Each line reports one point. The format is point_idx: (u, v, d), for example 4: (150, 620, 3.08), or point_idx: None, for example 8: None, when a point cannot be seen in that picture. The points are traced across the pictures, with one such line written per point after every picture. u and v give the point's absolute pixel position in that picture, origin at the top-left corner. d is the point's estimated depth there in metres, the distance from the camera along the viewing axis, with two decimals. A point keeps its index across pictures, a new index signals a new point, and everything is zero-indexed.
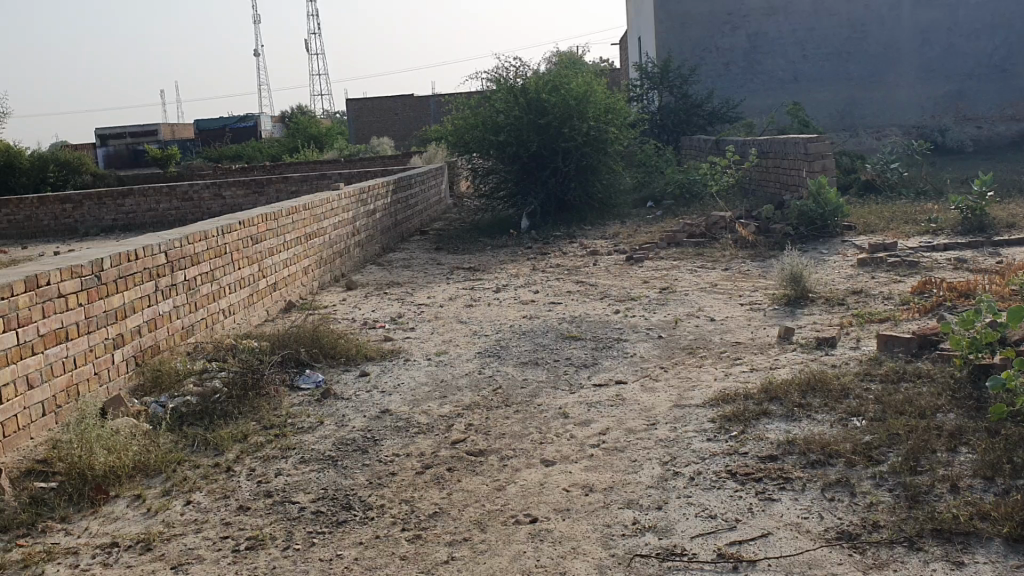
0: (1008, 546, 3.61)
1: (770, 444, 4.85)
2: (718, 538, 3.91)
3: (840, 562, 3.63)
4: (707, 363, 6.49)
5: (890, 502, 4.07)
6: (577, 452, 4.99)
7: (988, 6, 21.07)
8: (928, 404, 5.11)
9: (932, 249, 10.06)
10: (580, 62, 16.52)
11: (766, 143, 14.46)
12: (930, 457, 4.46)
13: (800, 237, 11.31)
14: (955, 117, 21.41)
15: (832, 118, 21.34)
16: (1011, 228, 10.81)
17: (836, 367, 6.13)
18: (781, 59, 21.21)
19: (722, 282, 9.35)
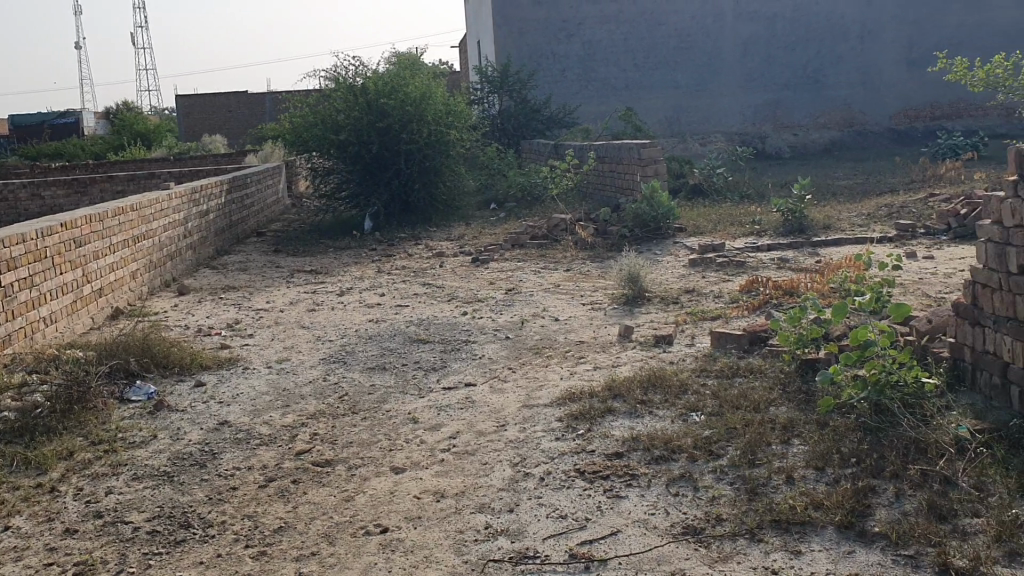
0: (841, 533, 3.81)
1: (615, 441, 4.95)
2: (569, 538, 3.95)
3: (687, 557, 3.73)
4: (553, 363, 6.57)
5: (731, 495, 4.22)
6: (427, 458, 4.93)
7: (802, 20, 22.27)
8: (761, 398, 5.34)
9: (757, 250, 10.58)
10: (420, 63, 16.45)
11: (602, 148, 14.81)
12: (765, 449, 4.65)
13: (636, 237, 11.64)
14: (774, 125, 22.49)
15: (662, 124, 22.10)
16: (828, 230, 11.50)
17: (674, 364, 6.33)
18: (615, 66, 21.83)
19: (565, 282, 9.50)
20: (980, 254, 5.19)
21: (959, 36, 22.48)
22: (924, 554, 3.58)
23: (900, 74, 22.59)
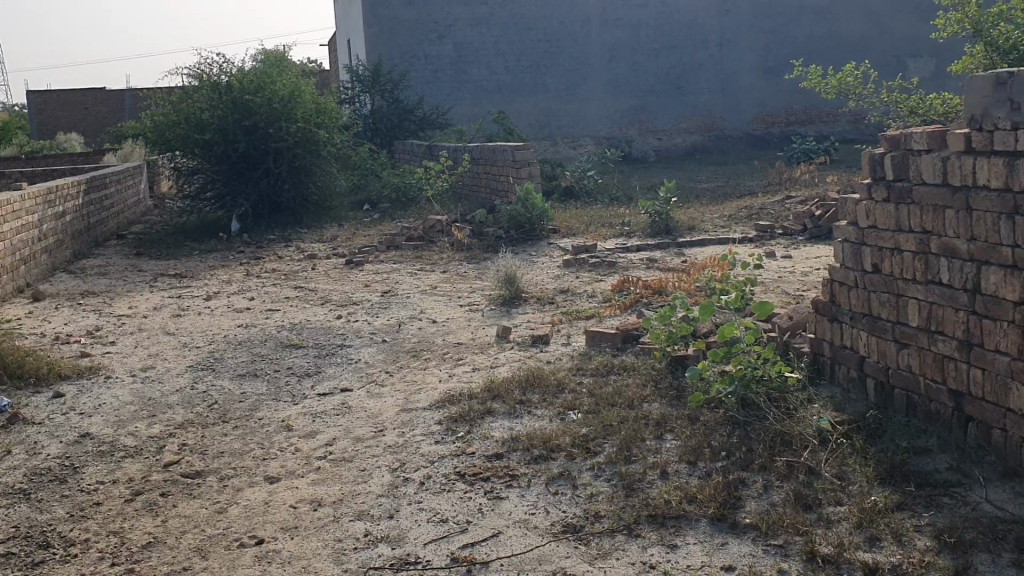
0: (715, 526, 3.93)
1: (495, 442, 4.96)
2: (451, 542, 3.94)
3: (567, 555, 3.78)
4: (431, 365, 6.54)
5: (608, 492, 4.29)
6: (303, 466, 4.82)
7: (665, 27, 22.90)
8: (635, 395, 5.45)
9: (627, 250, 10.82)
10: (289, 61, 16.08)
11: (476, 149, 14.84)
12: (640, 446, 4.75)
13: (511, 239, 11.70)
14: (640, 129, 22.97)
15: (533, 127, 22.31)
16: (693, 231, 11.85)
17: (551, 363, 6.39)
18: (486, 68, 21.93)
19: (440, 284, 9.48)
20: (837, 253, 5.45)
21: (811, 47, 23.30)
22: (792, 543, 3.73)
23: (757, 81, 23.38)
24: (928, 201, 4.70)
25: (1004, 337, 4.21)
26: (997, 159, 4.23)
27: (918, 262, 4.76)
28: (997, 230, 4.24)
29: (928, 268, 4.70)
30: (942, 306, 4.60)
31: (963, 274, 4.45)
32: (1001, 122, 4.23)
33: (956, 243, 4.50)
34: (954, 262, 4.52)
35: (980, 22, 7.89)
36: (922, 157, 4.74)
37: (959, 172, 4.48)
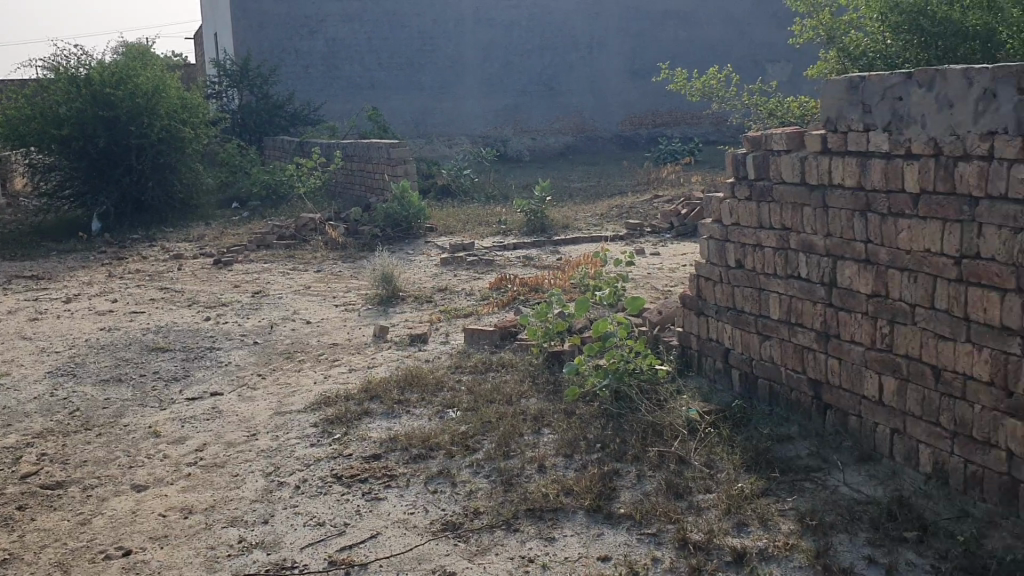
0: (590, 517, 4.01)
1: (372, 443, 4.91)
2: (328, 545, 3.88)
3: (447, 553, 3.79)
4: (306, 367, 6.42)
5: (487, 488, 4.32)
6: (172, 473, 4.66)
7: (537, 28, 23.10)
8: (513, 391, 5.50)
9: (504, 248, 10.88)
10: (152, 54, 15.47)
11: (350, 147, 14.65)
12: (518, 441, 4.80)
13: (386, 238, 11.60)
14: (514, 129, 23.13)
15: (408, 125, 22.22)
16: (566, 229, 12.01)
17: (429, 362, 6.37)
18: (359, 65, 21.69)
19: (314, 283, 9.31)
20: (702, 250, 5.62)
21: (677, 51, 23.88)
22: (665, 531, 3.84)
23: (626, 83, 23.83)
24: (787, 200, 4.90)
25: (859, 327, 4.45)
26: (851, 159, 4.45)
27: (779, 258, 4.97)
28: (851, 227, 4.48)
29: (788, 263, 4.91)
30: (801, 299, 4.82)
31: (820, 269, 4.68)
32: (854, 124, 4.45)
33: (814, 239, 4.72)
34: (812, 257, 4.74)
35: (833, 29, 8.30)
36: (782, 157, 4.93)
37: (816, 172, 4.70)
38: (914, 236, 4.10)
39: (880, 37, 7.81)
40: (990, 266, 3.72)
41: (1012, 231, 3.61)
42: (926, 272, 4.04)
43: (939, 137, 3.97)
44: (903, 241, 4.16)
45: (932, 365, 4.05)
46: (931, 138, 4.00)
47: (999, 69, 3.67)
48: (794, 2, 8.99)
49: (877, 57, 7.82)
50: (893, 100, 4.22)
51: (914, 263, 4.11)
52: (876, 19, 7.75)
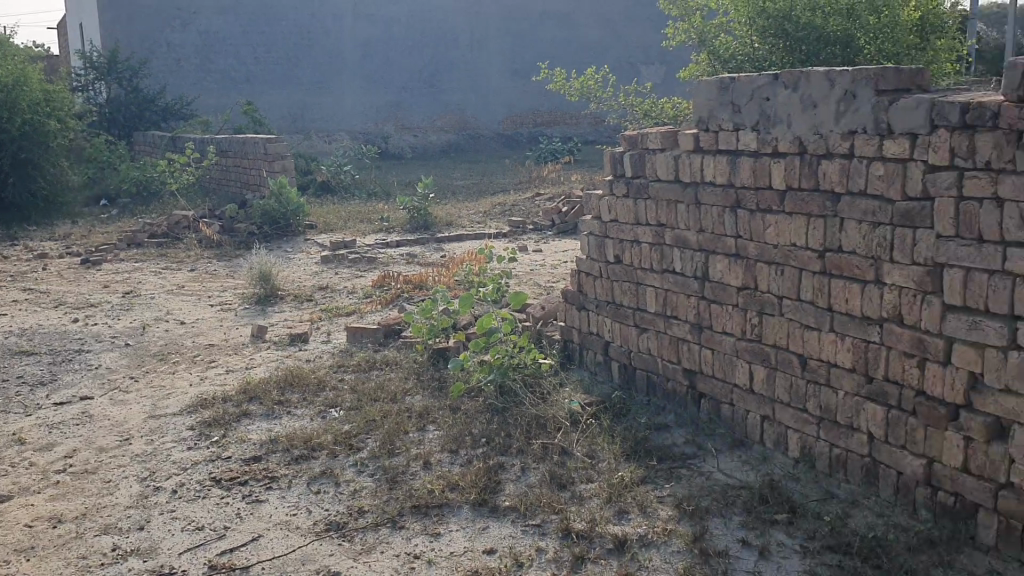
0: (475, 511, 4.04)
1: (253, 445, 4.82)
2: (207, 549, 3.79)
3: (331, 553, 3.75)
4: (181, 369, 6.23)
5: (371, 487, 4.30)
6: (39, 481, 4.47)
7: (417, 25, 22.97)
8: (397, 389, 5.48)
9: (386, 246, 10.81)
10: (11, 44, 14.74)
11: (225, 142, 14.27)
12: (402, 438, 4.79)
13: (264, 236, 11.35)
14: (396, 125, 22.88)
15: (285, 120, 21.83)
16: (449, 227, 12.01)
17: (310, 362, 6.28)
18: (234, 59, 21.17)
19: (189, 283, 9.05)
20: (582, 246, 5.72)
21: (557, 52, 23.94)
22: (549, 521, 3.91)
23: (506, 83, 23.82)
24: (662, 197, 5.03)
25: (730, 319, 4.63)
26: (722, 157, 4.62)
27: (655, 253, 5.11)
28: (722, 222, 4.64)
29: (663, 258, 5.05)
30: (676, 293, 4.97)
31: (694, 263, 4.83)
32: (725, 124, 4.61)
33: (687, 235, 4.87)
34: (686, 252, 4.89)
35: (704, 32, 8.54)
36: (656, 155, 5.06)
37: (689, 169, 4.85)
38: (782, 230, 4.28)
39: (748, 41, 8.08)
40: (851, 258, 3.93)
41: (870, 225, 3.83)
42: (792, 266, 4.23)
43: (804, 136, 4.16)
44: (771, 235, 4.34)
45: (799, 354, 4.25)
46: (797, 137, 4.19)
47: (858, 72, 3.88)
48: (667, 5, 9.21)
49: (745, 60, 8.08)
50: (761, 101, 4.39)
51: (781, 256, 4.30)
52: (745, 23, 8.01)
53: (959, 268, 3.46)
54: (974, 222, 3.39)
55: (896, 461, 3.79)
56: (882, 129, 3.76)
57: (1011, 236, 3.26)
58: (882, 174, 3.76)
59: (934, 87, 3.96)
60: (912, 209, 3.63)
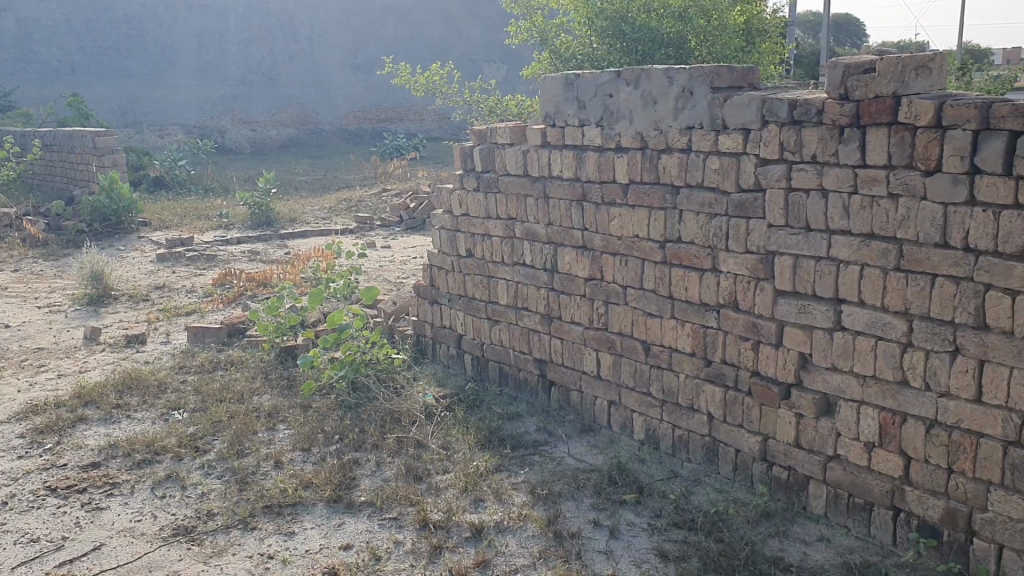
0: (330, 508, 4.01)
1: (90, 451, 4.59)
2: (44, 562, 3.60)
3: (179, 558, 3.63)
4: (8, 375, 5.85)
5: (220, 488, 4.18)
6: None
7: (254, 19, 22.47)
8: (244, 389, 5.35)
9: (226, 243, 10.48)
10: None
11: (50, 135, 13.49)
12: (251, 438, 4.69)
13: (94, 234, 10.78)
14: (231, 119, 21.26)
15: (115, 114, 20.43)
16: (293, 223, 11.78)
17: (149, 363, 6.03)
18: (57, 49, 20.41)
19: (13, 284, 8.50)
20: (434, 240, 5.73)
21: (399, 46, 23.52)
22: (405, 514, 3.92)
23: (347, 77, 23.06)
24: (511, 190, 5.11)
25: (578, 309, 4.77)
26: (568, 152, 4.73)
27: (506, 246, 5.18)
28: (569, 216, 4.76)
29: (514, 251, 5.14)
30: (527, 284, 5.07)
31: (543, 256, 4.94)
32: (571, 119, 4.74)
33: (536, 228, 4.97)
34: (535, 245, 4.99)
35: (545, 31, 8.69)
36: (505, 150, 5.13)
37: (537, 163, 4.93)
38: (624, 223, 4.44)
39: (587, 40, 8.28)
40: (689, 248, 4.12)
41: (707, 216, 4.02)
42: (635, 257, 4.40)
43: (644, 131, 4.31)
44: (615, 227, 4.49)
45: (642, 341, 4.42)
46: (638, 132, 4.34)
47: (694, 70, 4.06)
48: (510, 5, 9.31)
49: (585, 59, 8.29)
50: (605, 97, 4.53)
51: (626, 248, 4.46)
52: (584, 23, 8.21)
53: (789, 255, 3.70)
54: (802, 211, 3.63)
55: (734, 440, 4.01)
56: (717, 125, 3.96)
57: (836, 225, 3.50)
58: (718, 168, 3.95)
59: (764, 85, 4.19)
60: (746, 200, 3.84)
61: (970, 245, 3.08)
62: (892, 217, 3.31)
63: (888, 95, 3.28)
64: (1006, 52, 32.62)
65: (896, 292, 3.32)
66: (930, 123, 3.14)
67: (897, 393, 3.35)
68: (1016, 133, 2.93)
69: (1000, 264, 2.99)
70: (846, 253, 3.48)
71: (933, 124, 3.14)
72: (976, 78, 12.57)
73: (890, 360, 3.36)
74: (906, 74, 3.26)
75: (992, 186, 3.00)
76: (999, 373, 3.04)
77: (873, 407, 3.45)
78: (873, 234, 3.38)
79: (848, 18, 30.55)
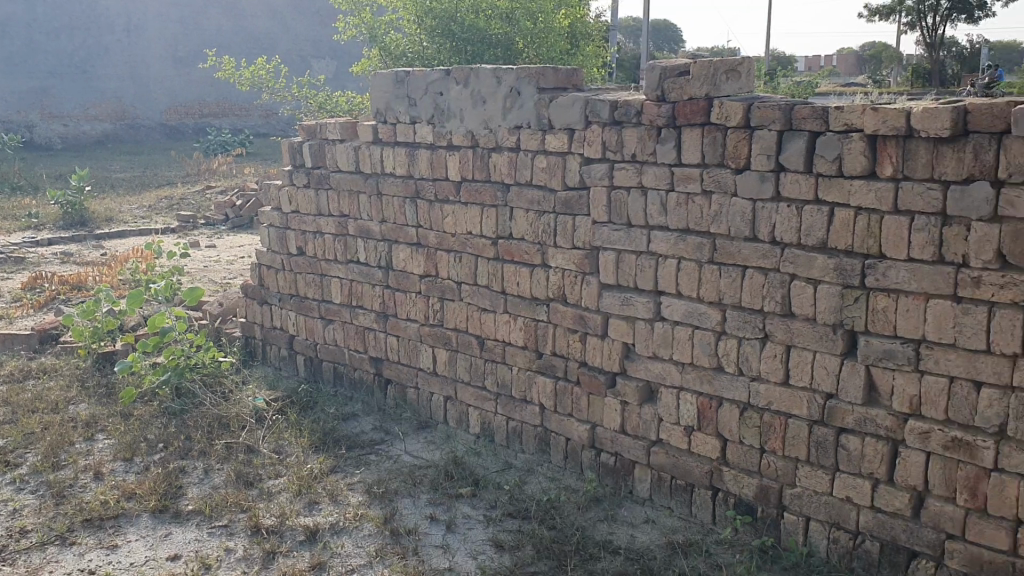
0: (155, 519, 3.86)
1: None
2: None
3: None
4: None
5: (34, 504, 3.95)
6: None
7: (65, 8, 20.84)
8: (59, 398, 5.07)
9: (35, 244, 9.85)
10: None
11: None
12: (67, 450, 4.45)
13: None
14: (40, 113, 19.86)
15: None
16: (109, 222, 11.19)
17: None
18: None
19: None
20: (262, 238, 5.60)
21: (222, 39, 22.68)
22: (236, 521, 3.82)
23: (166, 71, 21.97)
24: (343, 187, 5.06)
25: (413, 306, 4.79)
26: (400, 149, 4.73)
27: (338, 244, 5.13)
28: (402, 212, 4.77)
29: (347, 249, 5.10)
30: (361, 283, 5.04)
31: (378, 253, 4.92)
32: (403, 117, 4.74)
33: (370, 224, 4.94)
34: (369, 242, 4.96)
35: (374, 28, 8.58)
36: (336, 146, 5.07)
37: (370, 160, 4.90)
38: (457, 220, 4.49)
39: (417, 39, 8.29)
40: (520, 245, 4.21)
41: (536, 213, 4.13)
42: (469, 254, 4.45)
43: (475, 130, 4.37)
44: (448, 225, 4.54)
45: (477, 336, 4.49)
46: (468, 130, 4.39)
47: (521, 70, 4.15)
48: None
49: (416, 57, 8.29)
50: (435, 95, 4.55)
51: (459, 244, 4.50)
52: (413, 21, 8.20)
53: (612, 249, 3.84)
54: (624, 208, 3.78)
55: (565, 429, 4.14)
56: (544, 124, 4.06)
57: (654, 221, 3.67)
58: (545, 166, 4.06)
59: (587, 87, 4.34)
60: (572, 198, 3.97)
61: (776, 238, 3.30)
62: (705, 213, 3.50)
63: (701, 97, 3.47)
64: (808, 59, 34.90)
65: (710, 284, 3.51)
66: (739, 124, 3.34)
67: (713, 379, 3.55)
68: (815, 133, 3.17)
69: (803, 255, 3.22)
70: (664, 248, 3.65)
71: (742, 125, 3.34)
72: (782, 82, 13.39)
73: (706, 348, 3.56)
74: (716, 77, 3.46)
75: (794, 182, 3.23)
76: (803, 356, 3.28)
77: (692, 393, 3.64)
78: (689, 229, 3.57)
79: (667, 25, 31.85)
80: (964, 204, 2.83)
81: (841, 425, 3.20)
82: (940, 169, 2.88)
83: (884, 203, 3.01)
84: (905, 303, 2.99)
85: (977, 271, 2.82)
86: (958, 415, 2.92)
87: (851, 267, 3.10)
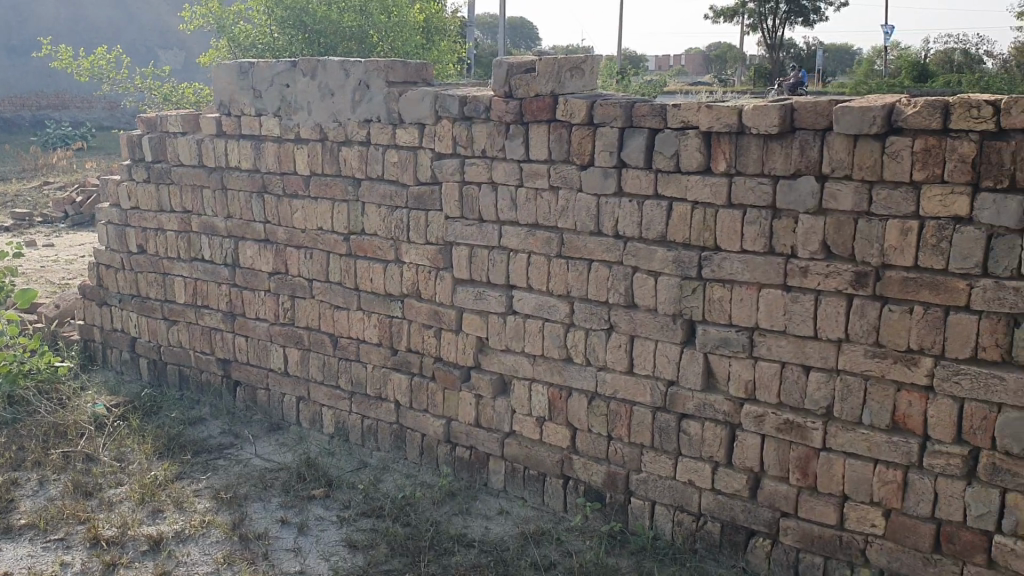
0: None
1: None
2: None
3: None
4: None
5: None
6: None
7: None
8: None
9: None
10: None
11: None
12: None
13: None
14: None
15: None
16: None
17: None
18: None
19: None
20: (100, 236, 5.34)
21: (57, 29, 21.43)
22: (73, 533, 3.64)
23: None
24: (186, 182, 4.88)
25: (262, 305, 4.67)
26: (246, 142, 4.60)
27: (182, 241, 4.95)
28: (249, 208, 4.64)
29: (191, 246, 4.92)
30: (206, 281, 4.88)
31: (223, 250, 4.77)
32: (247, 108, 4.59)
33: (215, 221, 4.79)
34: (214, 239, 4.81)
35: (222, 19, 8.28)
36: (178, 138, 4.87)
37: (213, 154, 4.74)
38: (307, 216, 4.40)
39: (267, 30, 8.05)
40: (372, 241, 4.17)
41: (388, 209, 4.09)
42: (320, 250, 4.37)
43: (323, 122, 4.29)
44: (298, 221, 4.44)
45: (329, 334, 4.42)
46: (316, 124, 4.31)
47: (369, 64, 4.10)
48: None
49: (265, 48, 8.06)
50: (282, 86, 4.44)
51: (309, 241, 4.42)
52: (263, 11, 8.00)
53: (464, 245, 3.85)
54: (474, 203, 3.79)
55: (420, 425, 4.13)
56: (394, 118, 4.03)
57: (504, 216, 3.70)
58: (396, 161, 4.03)
59: (438, 81, 4.32)
60: (424, 193, 3.96)
61: (619, 232, 3.38)
62: (553, 208, 3.55)
63: (547, 93, 3.51)
64: (658, 58, 35.97)
65: (559, 278, 3.57)
66: (583, 121, 3.40)
67: (562, 370, 3.62)
68: (654, 130, 3.26)
69: (644, 248, 3.31)
70: (514, 242, 3.68)
71: (586, 122, 3.40)
72: (632, 81, 13.72)
73: (555, 341, 3.62)
74: (561, 74, 3.51)
75: (635, 178, 3.32)
76: (646, 346, 3.37)
77: (542, 384, 3.69)
78: (537, 224, 3.61)
79: (522, 21, 32.16)
80: (792, 198, 2.97)
81: (683, 411, 3.32)
82: (769, 164, 3.01)
83: (719, 196, 3.13)
84: (739, 292, 3.12)
85: (805, 262, 2.97)
86: (789, 399, 3.07)
87: (689, 259, 3.22)
